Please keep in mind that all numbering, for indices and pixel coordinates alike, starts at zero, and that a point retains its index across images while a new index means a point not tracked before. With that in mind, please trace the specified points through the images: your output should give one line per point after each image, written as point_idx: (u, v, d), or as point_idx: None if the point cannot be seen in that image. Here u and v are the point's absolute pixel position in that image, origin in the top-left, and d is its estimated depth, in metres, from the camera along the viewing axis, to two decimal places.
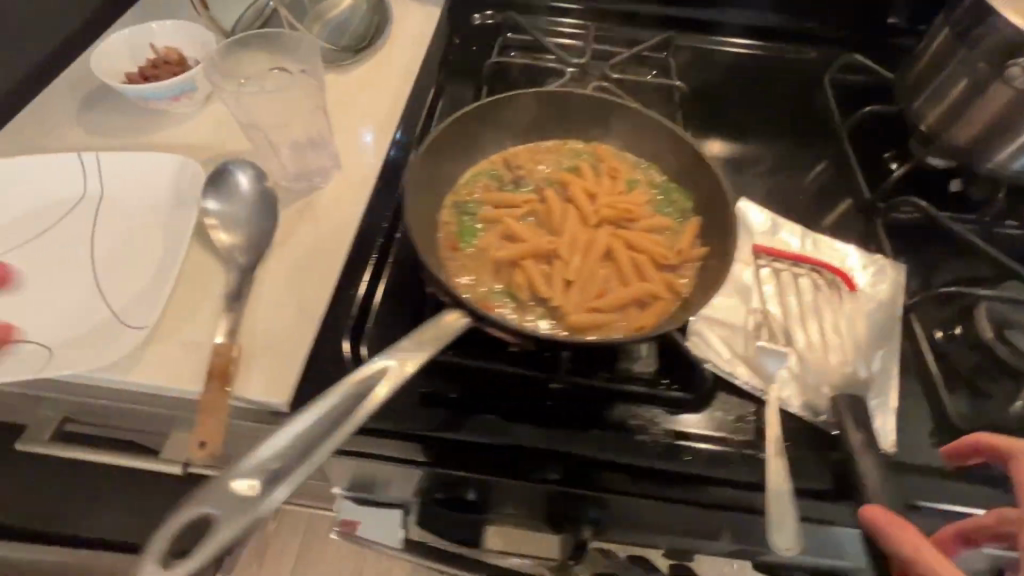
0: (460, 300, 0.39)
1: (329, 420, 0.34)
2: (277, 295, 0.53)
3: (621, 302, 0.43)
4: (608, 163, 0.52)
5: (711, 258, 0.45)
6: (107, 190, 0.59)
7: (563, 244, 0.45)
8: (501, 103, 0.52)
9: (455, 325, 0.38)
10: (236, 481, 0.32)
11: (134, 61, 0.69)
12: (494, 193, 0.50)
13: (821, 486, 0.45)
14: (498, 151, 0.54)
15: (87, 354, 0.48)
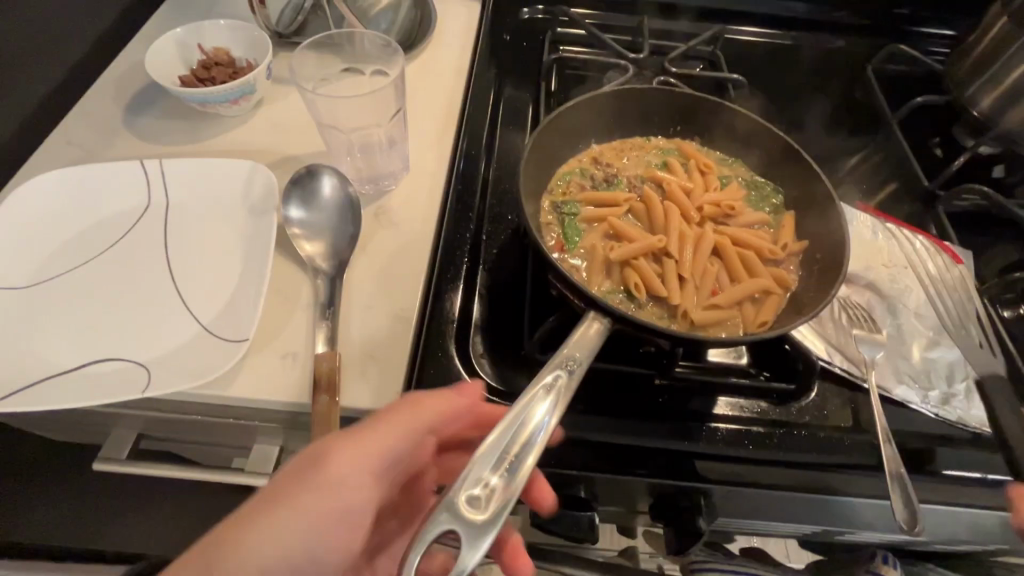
0: (598, 304, 0.39)
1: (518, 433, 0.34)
2: (370, 302, 0.53)
3: (736, 297, 0.44)
4: (698, 159, 0.53)
5: (815, 252, 0.47)
6: (175, 199, 0.58)
7: (673, 241, 0.46)
8: (592, 101, 0.52)
9: (596, 329, 0.39)
10: (455, 511, 0.31)
11: (183, 63, 0.66)
12: (590, 191, 0.51)
13: (928, 470, 0.46)
14: (584, 148, 0.55)
15: (186, 368, 0.47)
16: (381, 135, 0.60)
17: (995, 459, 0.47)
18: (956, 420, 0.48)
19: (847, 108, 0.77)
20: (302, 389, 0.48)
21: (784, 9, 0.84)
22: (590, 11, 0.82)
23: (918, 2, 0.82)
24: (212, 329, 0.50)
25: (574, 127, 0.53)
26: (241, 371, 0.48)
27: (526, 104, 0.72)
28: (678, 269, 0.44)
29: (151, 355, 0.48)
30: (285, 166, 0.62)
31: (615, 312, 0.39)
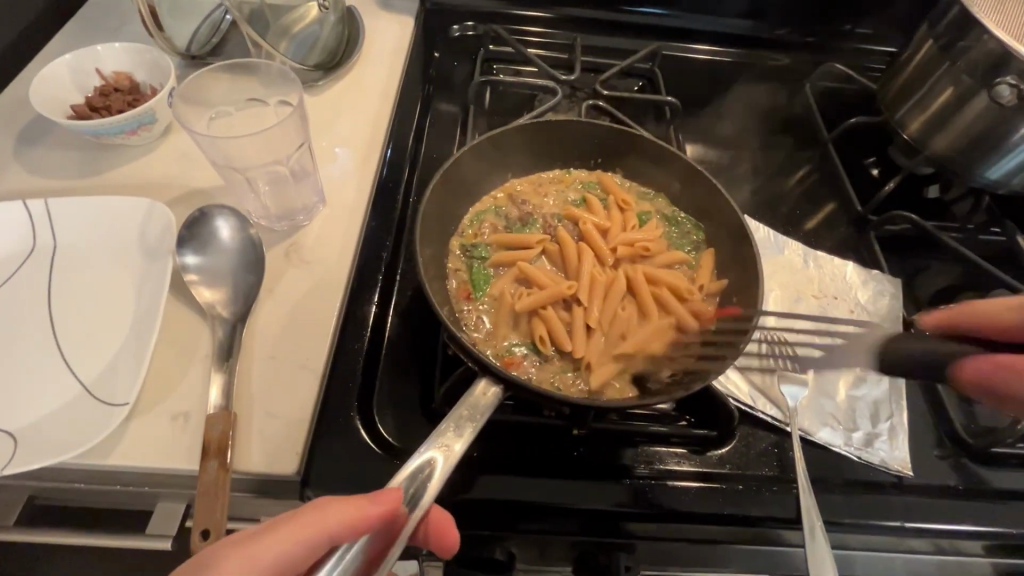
0: (491, 368, 0.38)
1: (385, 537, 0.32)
2: (272, 353, 0.49)
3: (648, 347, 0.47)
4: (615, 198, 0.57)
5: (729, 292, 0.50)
6: (63, 241, 0.53)
7: (583, 289, 0.49)
8: (506, 138, 0.56)
9: (491, 395, 0.37)
10: None
11: (79, 90, 0.62)
12: (504, 234, 0.54)
13: (848, 517, 0.44)
14: (502, 185, 0.59)
15: (59, 437, 0.43)
16: (290, 168, 0.57)
17: (915, 501, 0.46)
18: (879, 463, 0.47)
19: (786, 127, 0.76)
20: (194, 453, 0.44)
21: (723, 25, 0.82)
22: (523, 28, 0.80)
23: (855, 19, 0.81)
24: (93, 390, 0.45)
25: (489, 167, 0.57)
26: (127, 436, 0.45)
27: (455, 126, 0.69)
28: (585, 320, 0.48)
29: (20, 423, 0.43)
30: (188, 201, 0.58)
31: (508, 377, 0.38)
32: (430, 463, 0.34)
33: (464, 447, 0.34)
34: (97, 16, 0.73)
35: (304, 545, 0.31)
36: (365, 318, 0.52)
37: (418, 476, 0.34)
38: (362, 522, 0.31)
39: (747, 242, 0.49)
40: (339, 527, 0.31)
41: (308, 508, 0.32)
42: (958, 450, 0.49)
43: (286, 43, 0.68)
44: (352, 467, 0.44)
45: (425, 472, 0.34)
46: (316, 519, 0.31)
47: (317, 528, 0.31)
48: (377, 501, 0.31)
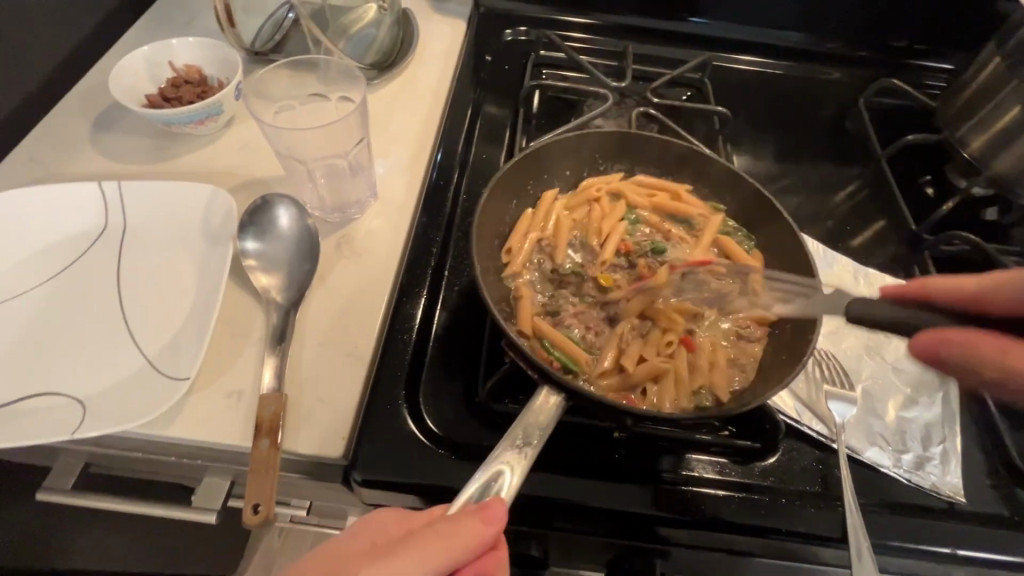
0: (555, 379, 0.39)
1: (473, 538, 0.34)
2: (324, 339, 0.51)
3: (720, 354, 0.49)
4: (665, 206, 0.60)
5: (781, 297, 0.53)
6: (132, 222, 0.56)
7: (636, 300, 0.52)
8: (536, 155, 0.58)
9: (551, 404, 0.39)
10: None
11: (153, 81, 0.65)
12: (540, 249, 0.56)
13: (896, 540, 0.43)
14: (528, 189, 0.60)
15: (123, 407, 0.45)
16: (347, 162, 0.58)
17: (968, 529, 0.44)
18: (930, 488, 0.45)
19: (838, 142, 0.75)
20: (246, 430, 0.46)
21: (776, 37, 0.82)
22: (574, 34, 0.81)
23: (915, 34, 0.79)
24: (156, 364, 0.48)
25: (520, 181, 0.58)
26: (184, 410, 0.47)
27: (503, 128, 0.70)
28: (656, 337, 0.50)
29: (88, 392, 0.46)
30: (247, 190, 0.60)
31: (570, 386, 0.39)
32: (499, 476, 0.35)
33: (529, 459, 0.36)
34: (171, 11, 0.76)
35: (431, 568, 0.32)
36: (413, 309, 0.53)
37: (491, 485, 0.35)
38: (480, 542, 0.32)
39: (804, 251, 0.51)
40: (466, 547, 0.32)
41: (417, 541, 0.32)
42: (1012, 479, 0.47)
43: (344, 42, 0.70)
44: (396, 454, 0.45)
45: (496, 483, 0.35)
46: (433, 545, 0.32)
47: (443, 553, 0.32)
48: (490, 520, 0.33)
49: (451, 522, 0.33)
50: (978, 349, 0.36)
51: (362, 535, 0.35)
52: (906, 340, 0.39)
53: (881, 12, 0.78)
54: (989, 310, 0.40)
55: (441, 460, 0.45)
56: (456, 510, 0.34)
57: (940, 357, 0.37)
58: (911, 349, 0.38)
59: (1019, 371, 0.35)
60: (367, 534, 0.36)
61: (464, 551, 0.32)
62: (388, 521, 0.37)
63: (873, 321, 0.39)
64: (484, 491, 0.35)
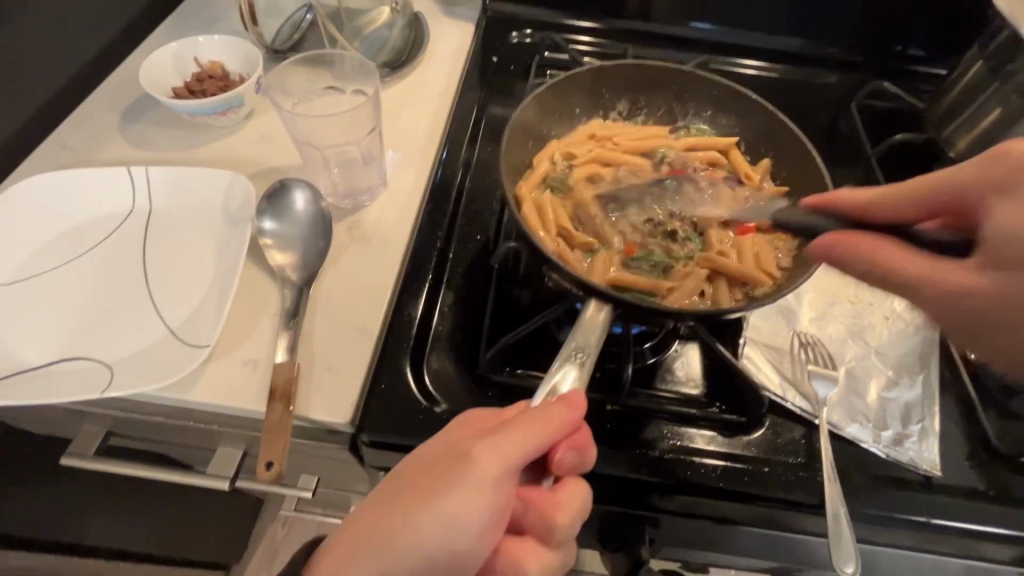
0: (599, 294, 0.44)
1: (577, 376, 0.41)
2: (334, 314, 0.54)
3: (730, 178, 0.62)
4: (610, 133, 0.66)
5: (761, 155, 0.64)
6: (158, 204, 0.60)
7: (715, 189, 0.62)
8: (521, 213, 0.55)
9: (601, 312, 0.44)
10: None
11: (180, 75, 0.70)
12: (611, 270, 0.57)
13: (873, 510, 0.45)
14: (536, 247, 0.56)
15: (148, 371, 0.48)
16: (359, 151, 0.62)
17: (942, 501, 0.46)
18: (907, 462, 0.48)
19: (830, 142, 0.78)
20: (261, 396, 0.49)
21: (770, 42, 0.85)
22: (576, 37, 0.85)
23: (905, 39, 0.82)
24: (179, 333, 0.51)
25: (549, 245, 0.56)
26: (204, 377, 0.50)
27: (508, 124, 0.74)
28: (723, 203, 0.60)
29: (116, 357, 0.49)
30: (266, 177, 0.64)
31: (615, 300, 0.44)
32: (564, 372, 0.41)
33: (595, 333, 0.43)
34: (195, 12, 0.81)
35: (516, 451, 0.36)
36: (419, 289, 0.56)
37: (553, 388, 0.41)
38: (561, 418, 0.37)
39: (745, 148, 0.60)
40: (557, 428, 0.37)
41: (516, 423, 0.37)
42: (988, 457, 0.49)
43: (359, 42, 0.73)
44: (401, 419, 0.48)
45: (557, 388, 0.40)
46: (530, 428, 0.37)
47: (534, 434, 0.37)
48: (572, 402, 0.38)
49: (537, 410, 0.38)
50: (861, 244, 0.41)
51: (463, 426, 0.40)
52: (810, 241, 0.43)
53: (872, 18, 0.81)
54: (876, 219, 0.43)
55: (442, 425, 0.47)
56: (539, 404, 0.39)
57: (837, 256, 0.41)
58: (812, 247, 0.42)
59: (904, 273, 0.39)
60: (468, 424, 0.40)
61: (552, 430, 0.37)
62: (479, 416, 0.41)
63: (787, 222, 0.46)
64: (551, 393, 0.40)
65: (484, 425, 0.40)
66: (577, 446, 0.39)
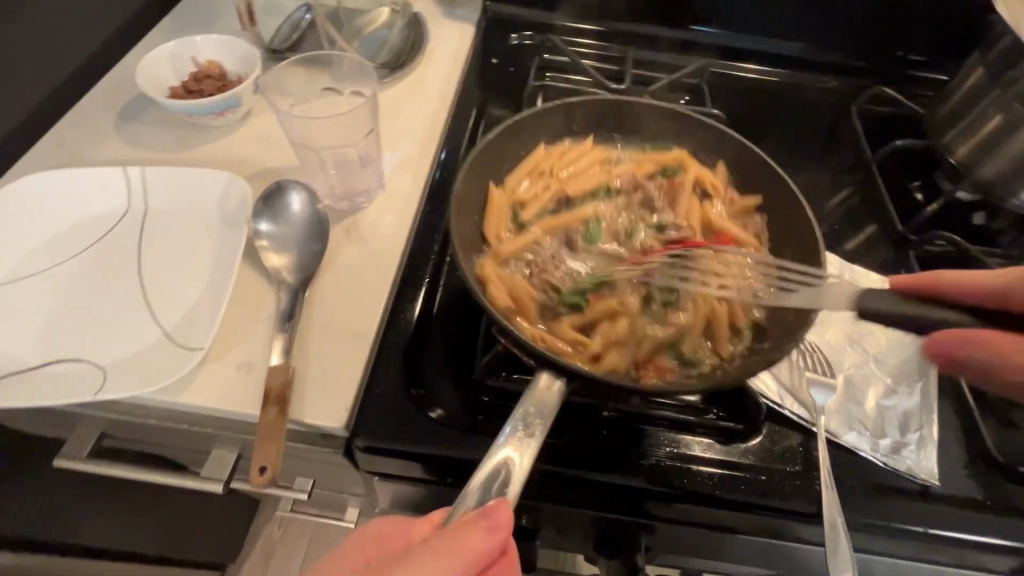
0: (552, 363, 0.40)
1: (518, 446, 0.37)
2: (329, 318, 0.53)
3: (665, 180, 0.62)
4: (554, 172, 0.62)
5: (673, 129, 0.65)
6: (153, 205, 0.59)
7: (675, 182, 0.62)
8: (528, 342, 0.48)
9: (554, 389, 0.40)
10: None
11: (177, 75, 0.69)
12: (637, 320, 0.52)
13: (869, 519, 0.45)
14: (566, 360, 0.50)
15: (141, 374, 0.48)
16: (357, 153, 0.62)
17: (939, 509, 0.46)
18: (905, 470, 0.47)
19: (831, 148, 0.77)
20: (255, 399, 0.49)
21: (771, 46, 0.85)
22: (576, 39, 0.85)
23: (905, 44, 0.82)
24: (173, 336, 0.50)
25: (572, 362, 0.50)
26: (198, 380, 0.50)
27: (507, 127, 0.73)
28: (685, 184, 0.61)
29: (109, 359, 0.49)
30: (262, 178, 0.64)
31: (571, 368, 0.40)
32: (506, 461, 0.37)
33: (540, 403, 0.39)
34: (194, 11, 0.80)
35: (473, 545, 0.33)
36: (416, 293, 0.56)
37: (497, 473, 0.36)
38: (500, 511, 0.34)
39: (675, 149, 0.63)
40: (482, 544, 0.33)
41: (424, 550, 0.34)
42: (987, 466, 0.49)
43: (357, 42, 0.75)
44: (398, 423, 0.47)
45: (509, 465, 0.37)
46: (444, 553, 0.33)
47: (460, 552, 0.33)
48: (500, 511, 0.34)
49: (451, 529, 0.34)
50: (978, 342, 0.38)
51: (355, 553, 0.38)
52: (922, 337, 0.40)
53: (873, 24, 0.81)
54: (990, 288, 0.41)
55: (438, 429, 0.47)
56: (459, 519, 0.35)
57: (956, 357, 0.38)
58: (928, 346, 0.39)
59: (1022, 365, 0.37)
60: (359, 552, 0.38)
61: (471, 556, 0.33)
62: (383, 531, 0.40)
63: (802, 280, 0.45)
64: (493, 480, 0.36)
65: (382, 547, 0.39)
66: (527, 534, 0.37)
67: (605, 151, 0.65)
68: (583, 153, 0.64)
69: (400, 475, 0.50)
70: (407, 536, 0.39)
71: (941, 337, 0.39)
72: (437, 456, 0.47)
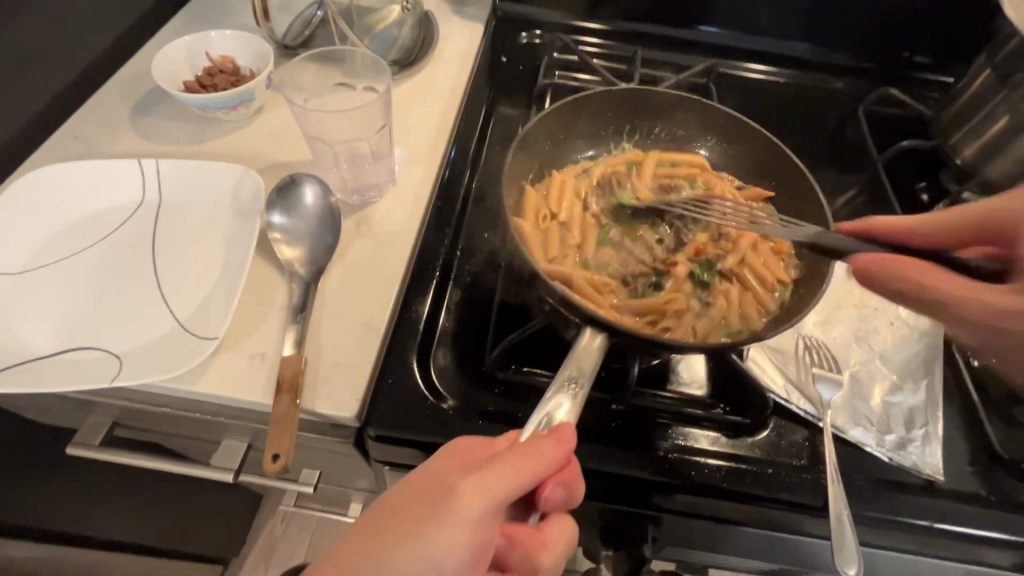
0: (596, 321, 0.43)
1: (564, 381, 0.40)
2: (340, 311, 0.54)
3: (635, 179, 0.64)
4: (542, 214, 0.61)
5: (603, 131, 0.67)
6: (167, 197, 0.60)
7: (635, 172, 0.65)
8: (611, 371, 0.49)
9: (597, 342, 0.43)
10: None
11: (191, 69, 0.70)
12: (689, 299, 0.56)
13: (874, 513, 0.46)
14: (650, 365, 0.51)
15: (156, 362, 0.48)
16: (368, 148, 0.62)
17: (943, 504, 0.46)
18: (910, 466, 0.48)
19: (837, 148, 0.78)
20: (268, 389, 0.49)
21: (778, 47, 0.85)
22: (585, 38, 0.85)
23: (912, 46, 0.82)
24: (187, 325, 0.51)
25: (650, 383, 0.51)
26: (211, 369, 0.50)
27: (516, 124, 0.74)
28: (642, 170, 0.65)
29: (125, 348, 0.50)
30: (275, 172, 0.64)
31: (607, 326, 0.43)
32: (557, 405, 0.39)
33: (598, 343, 0.42)
34: (207, 7, 0.81)
35: (525, 475, 0.35)
36: (425, 286, 0.57)
37: (548, 419, 0.39)
38: (553, 451, 0.36)
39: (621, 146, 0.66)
40: (552, 463, 0.36)
41: (503, 463, 0.36)
42: (991, 463, 0.49)
43: (368, 39, 0.74)
44: (410, 413, 0.48)
45: (557, 410, 0.39)
46: (514, 472, 0.35)
47: (533, 467, 0.36)
48: (563, 438, 0.37)
49: (530, 444, 0.36)
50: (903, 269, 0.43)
51: (450, 456, 0.38)
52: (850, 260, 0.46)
53: (880, 26, 0.82)
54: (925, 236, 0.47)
55: (449, 420, 0.48)
56: (529, 437, 0.38)
57: (866, 271, 0.44)
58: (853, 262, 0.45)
59: (927, 282, 0.42)
60: (454, 455, 0.38)
61: (547, 465, 0.36)
62: (470, 443, 0.39)
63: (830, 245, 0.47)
64: (548, 420, 0.39)
65: (476, 454, 0.39)
66: (567, 483, 0.38)
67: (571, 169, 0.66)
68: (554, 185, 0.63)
69: (410, 466, 0.50)
70: (488, 446, 0.40)
71: (851, 258, 0.46)
72: (447, 447, 0.47)
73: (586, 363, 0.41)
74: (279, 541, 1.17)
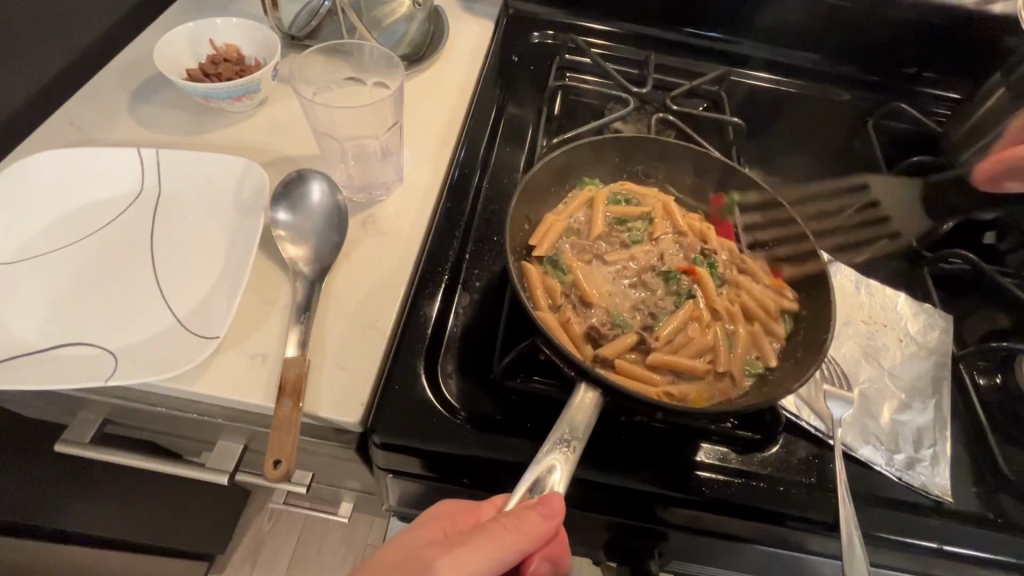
0: (589, 374, 0.41)
1: (550, 443, 0.38)
2: (346, 312, 0.52)
3: (595, 216, 0.60)
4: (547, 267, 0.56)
5: (563, 172, 0.62)
6: (167, 188, 0.58)
7: (596, 197, 0.61)
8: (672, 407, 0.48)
9: (591, 400, 0.41)
10: None
11: (195, 57, 0.68)
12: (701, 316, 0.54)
13: (882, 532, 0.45)
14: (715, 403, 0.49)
15: (153, 361, 0.47)
16: (377, 146, 0.61)
17: (950, 525, 0.46)
18: (919, 486, 0.48)
19: (846, 161, 0.78)
20: (270, 390, 0.48)
21: (790, 56, 0.85)
22: (595, 40, 0.84)
23: (923, 62, 0.82)
24: (186, 323, 0.49)
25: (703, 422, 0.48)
26: (211, 367, 0.49)
27: (526, 125, 0.73)
28: (598, 199, 0.61)
29: (120, 344, 0.48)
30: (279, 166, 0.63)
31: (606, 383, 0.41)
32: (551, 468, 0.37)
33: (586, 398, 0.41)
34: None
35: (503, 553, 0.34)
36: (434, 289, 0.55)
37: (542, 483, 0.37)
38: (541, 529, 0.34)
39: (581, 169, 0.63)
40: (532, 540, 0.34)
41: (480, 536, 0.34)
42: (997, 485, 0.49)
43: (378, 33, 0.72)
44: (415, 420, 0.47)
45: (549, 476, 0.37)
46: (496, 545, 0.34)
47: (509, 544, 0.34)
48: (551, 512, 0.34)
49: (508, 518, 0.34)
50: None
51: (431, 526, 0.38)
52: None
53: (896, 37, 0.81)
54: None
55: (456, 429, 0.47)
56: (515, 507, 0.35)
57: None
58: None
59: None
60: (436, 526, 0.38)
61: (527, 543, 0.34)
62: (454, 510, 0.39)
63: None
64: (538, 484, 0.37)
65: (458, 526, 0.38)
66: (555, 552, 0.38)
67: (558, 217, 0.59)
68: (552, 235, 0.57)
69: (413, 473, 0.49)
70: (476, 516, 0.39)
71: None
72: (455, 456, 0.46)
73: (573, 425, 0.39)
74: (267, 536, 1.16)
